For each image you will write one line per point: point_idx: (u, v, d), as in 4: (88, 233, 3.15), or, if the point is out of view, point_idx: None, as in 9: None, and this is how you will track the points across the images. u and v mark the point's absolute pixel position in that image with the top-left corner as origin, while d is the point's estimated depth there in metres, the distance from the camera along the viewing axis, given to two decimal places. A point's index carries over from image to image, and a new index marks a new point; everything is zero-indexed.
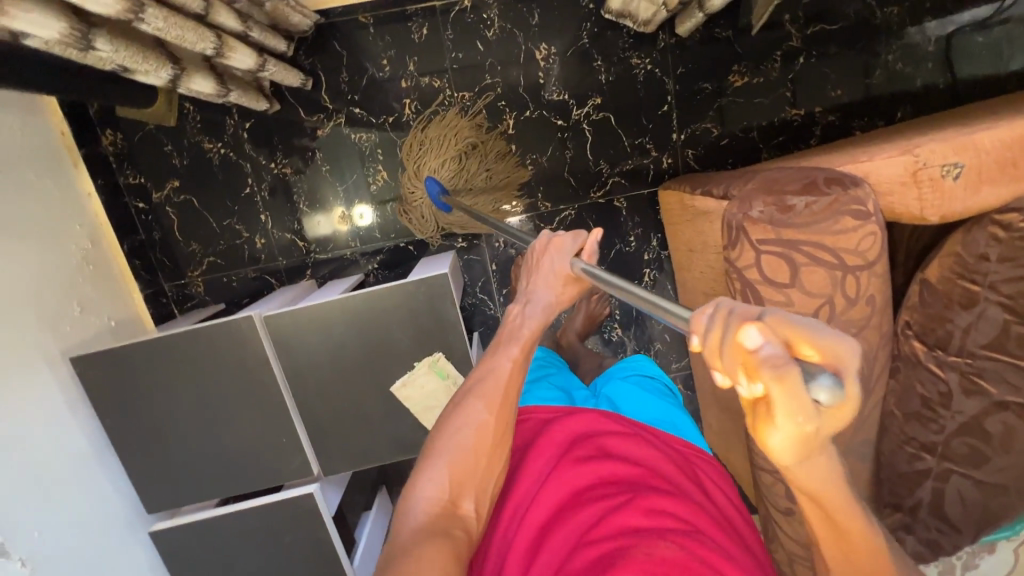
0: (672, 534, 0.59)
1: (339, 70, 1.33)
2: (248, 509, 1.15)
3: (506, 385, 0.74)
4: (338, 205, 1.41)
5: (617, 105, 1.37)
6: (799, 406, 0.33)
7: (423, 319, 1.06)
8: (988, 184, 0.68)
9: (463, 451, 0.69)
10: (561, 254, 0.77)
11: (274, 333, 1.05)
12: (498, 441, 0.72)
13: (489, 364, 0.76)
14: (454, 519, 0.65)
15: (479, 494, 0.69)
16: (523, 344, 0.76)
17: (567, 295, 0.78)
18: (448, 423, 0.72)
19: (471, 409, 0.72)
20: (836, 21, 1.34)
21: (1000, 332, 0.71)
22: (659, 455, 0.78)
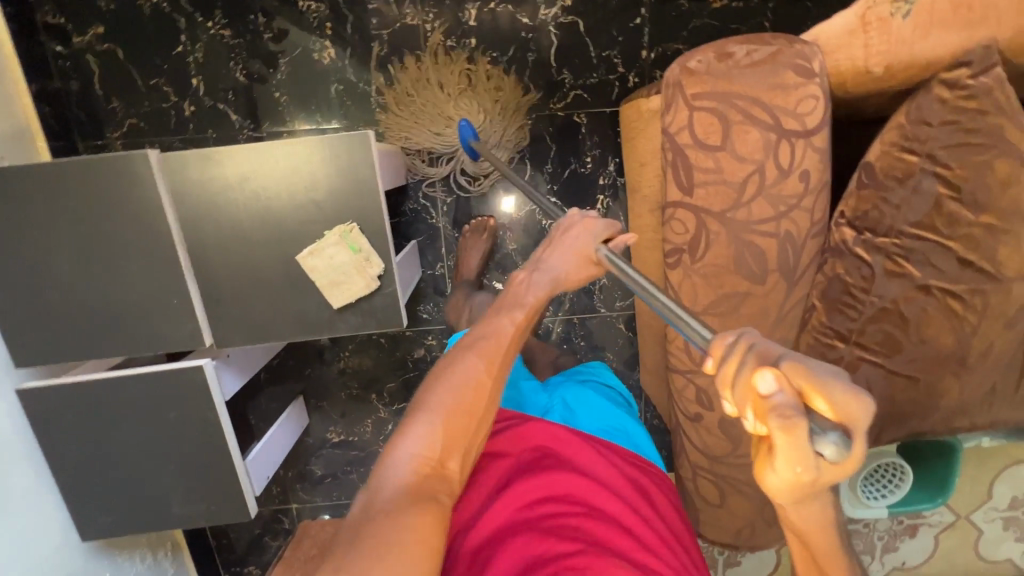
0: (616, 564, 0.64)
1: None
2: (132, 376, 1.06)
3: (506, 347, 0.72)
4: (305, 122, 1.33)
5: (587, 11, 1.29)
6: (801, 455, 0.36)
7: (340, 183, 0.97)
8: (938, 29, 0.60)
9: (458, 411, 0.65)
10: (587, 233, 0.80)
11: (170, 176, 0.95)
12: (491, 402, 0.69)
13: (491, 321, 0.74)
14: (439, 481, 0.62)
15: (466, 455, 0.66)
16: (528, 309, 0.76)
17: (579, 275, 0.80)
18: (440, 375, 0.68)
19: (472, 364, 0.69)
20: None
21: (932, 209, 0.64)
22: (618, 470, 0.79)
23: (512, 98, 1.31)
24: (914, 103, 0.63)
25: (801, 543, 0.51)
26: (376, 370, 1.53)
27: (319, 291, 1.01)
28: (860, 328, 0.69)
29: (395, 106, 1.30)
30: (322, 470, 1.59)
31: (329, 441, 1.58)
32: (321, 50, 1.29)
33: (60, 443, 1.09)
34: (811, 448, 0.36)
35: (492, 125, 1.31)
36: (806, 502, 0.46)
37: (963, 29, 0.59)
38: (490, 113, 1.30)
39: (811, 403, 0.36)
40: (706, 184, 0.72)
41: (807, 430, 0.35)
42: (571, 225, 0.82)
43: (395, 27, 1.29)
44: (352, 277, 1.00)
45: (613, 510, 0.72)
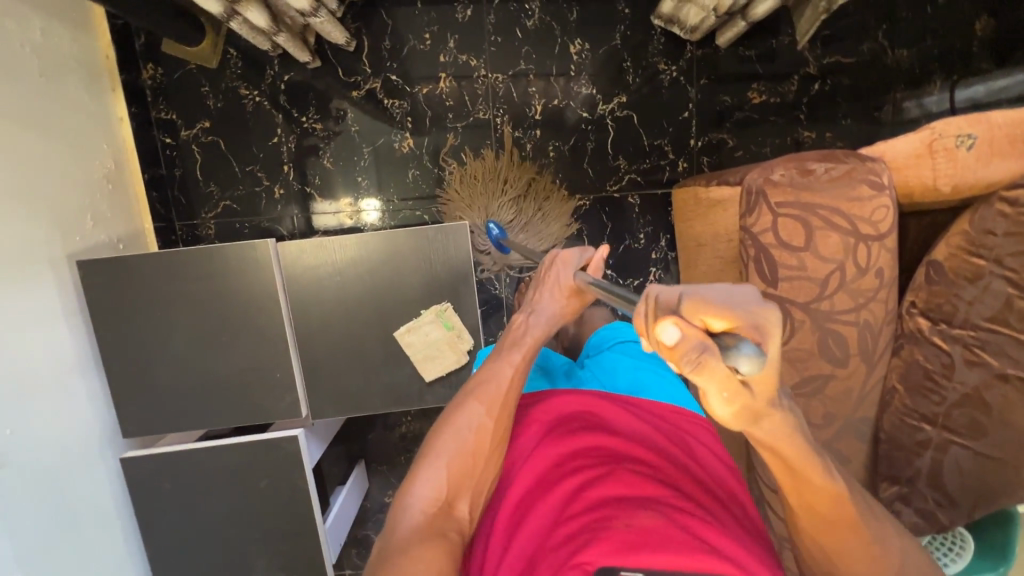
0: (657, 504, 0.58)
1: (383, 38, 1.38)
2: (228, 446, 1.11)
3: (507, 392, 0.72)
4: (346, 195, 1.45)
5: (640, 106, 1.44)
6: (724, 379, 0.39)
7: (437, 268, 1.07)
8: (998, 157, 0.71)
9: (462, 453, 0.67)
10: (567, 267, 0.82)
11: (286, 264, 1.06)
12: (498, 443, 0.70)
13: (491, 367, 0.75)
14: (449, 521, 0.63)
15: (476, 494, 0.66)
16: (524, 349, 0.77)
17: (571, 308, 0.82)
18: (447, 420, 0.70)
19: (472, 411, 0.70)
20: (852, 54, 1.43)
21: (1003, 306, 0.72)
22: (642, 423, 0.73)
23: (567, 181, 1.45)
24: (977, 214, 0.73)
25: (784, 466, 0.50)
26: None
27: (416, 366, 1.08)
28: (945, 412, 0.78)
29: (456, 187, 1.42)
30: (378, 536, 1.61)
31: (387, 505, 1.60)
32: (401, 138, 1.43)
33: (151, 511, 1.13)
34: (733, 368, 0.38)
35: (553, 206, 1.44)
36: (777, 425, 0.45)
37: (1017, 158, 0.70)
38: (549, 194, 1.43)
39: (712, 329, 0.41)
40: (792, 279, 0.80)
41: (719, 354, 0.38)
42: (550, 262, 0.84)
43: (469, 120, 1.43)
44: (444, 352, 1.08)
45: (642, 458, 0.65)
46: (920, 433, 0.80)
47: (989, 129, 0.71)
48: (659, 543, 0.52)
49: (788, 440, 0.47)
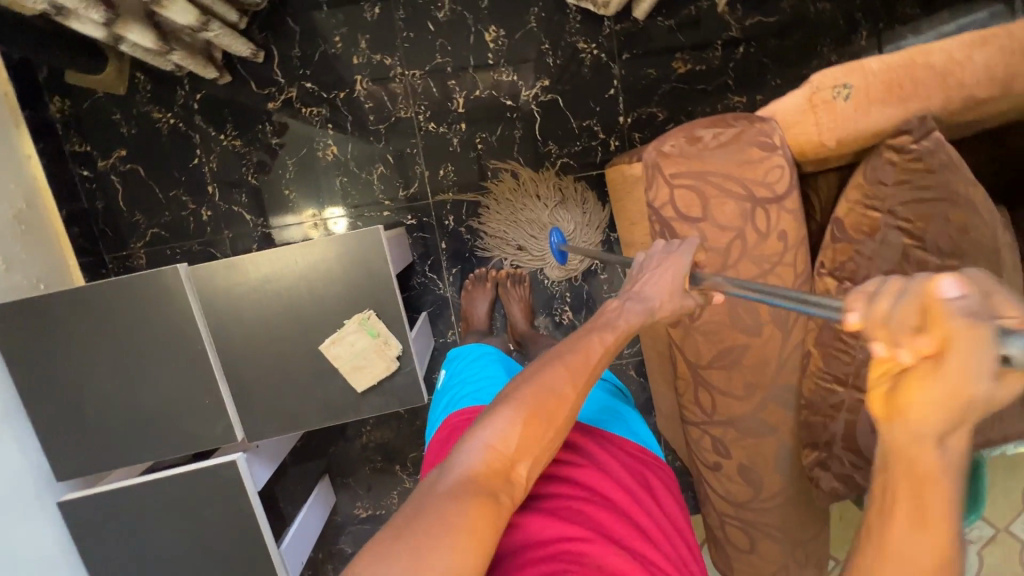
0: (628, 547, 0.56)
1: (292, 46, 1.35)
2: (168, 479, 1.09)
3: (596, 369, 0.62)
4: (310, 206, 1.42)
5: (564, 88, 1.41)
6: (971, 366, 0.31)
7: (355, 275, 1.05)
8: (877, 104, 0.68)
9: (539, 413, 0.56)
10: (678, 267, 0.70)
11: (199, 287, 1.03)
12: (571, 420, 0.59)
13: (590, 342, 0.63)
14: (504, 483, 0.53)
15: (538, 463, 0.56)
16: (619, 335, 0.65)
17: (675, 310, 0.69)
18: (532, 373, 0.60)
19: (560, 376, 0.59)
20: (773, 14, 1.40)
21: (901, 257, 0.72)
22: (622, 452, 0.70)
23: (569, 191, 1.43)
24: (869, 165, 0.72)
25: (906, 505, 0.35)
26: (397, 441, 1.56)
27: (344, 378, 1.06)
28: (855, 372, 0.80)
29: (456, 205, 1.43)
30: (352, 549, 1.59)
31: (357, 518, 1.58)
32: (323, 145, 1.39)
33: (99, 551, 1.11)
34: (990, 360, 0.30)
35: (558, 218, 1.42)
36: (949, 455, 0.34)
37: (899, 103, 0.68)
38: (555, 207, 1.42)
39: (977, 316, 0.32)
40: (694, 251, 0.78)
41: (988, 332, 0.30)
42: (659, 256, 0.72)
43: (391, 120, 1.40)
44: (373, 360, 1.06)
45: (622, 493, 0.63)
46: None
47: (865, 76, 0.68)
48: None
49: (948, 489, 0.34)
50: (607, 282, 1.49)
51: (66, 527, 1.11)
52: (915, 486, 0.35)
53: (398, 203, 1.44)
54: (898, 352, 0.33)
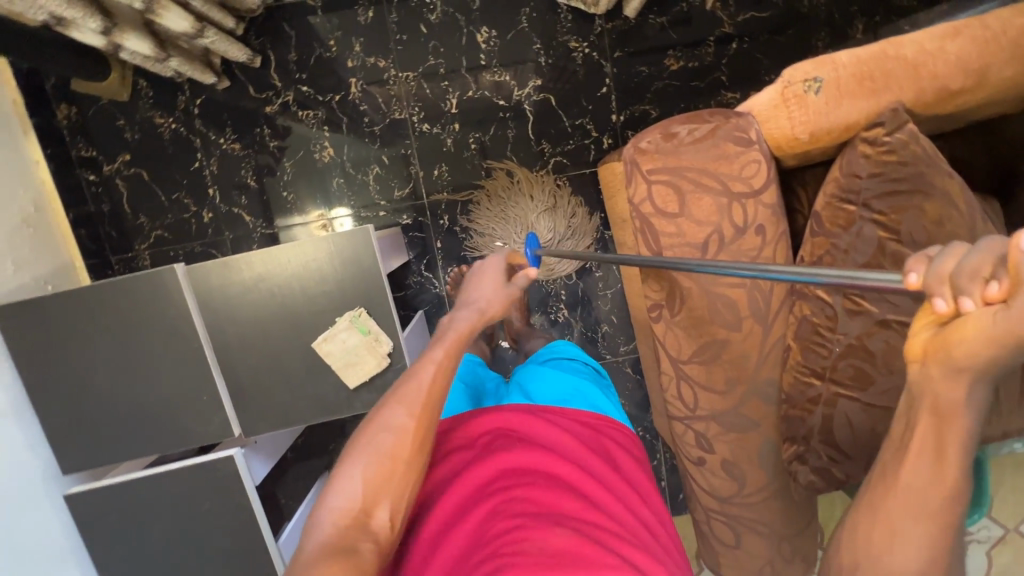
0: (570, 520, 0.61)
1: (288, 50, 1.37)
2: (169, 473, 1.13)
3: (432, 389, 0.72)
4: (317, 207, 1.45)
5: (557, 87, 1.42)
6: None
7: (345, 274, 1.07)
8: (848, 98, 0.69)
9: (379, 457, 0.66)
10: (488, 275, 0.96)
11: (196, 286, 1.06)
12: (421, 447, 0.68)
13: (424, 368, 0.75)
14: (363, 532, 0.61)
15: (396, 501, 0.65)
16: (448, 342, 0.78)
17: (496, 309, 0.91)
18: (372, 423, 0.69)
19: (397, 414, 0.69)
20: (766, 9, 1.39)
21: (876, 250, 0.71)
22: (569, 436, 0.76)
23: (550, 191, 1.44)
24: (844, 158, 0.71)
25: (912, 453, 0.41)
26: None
27: (337, 374, 1.08)
28: (833, 365, 0.78)
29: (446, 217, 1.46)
30: None
31: None
32: (321, 147, 1.42)
33: (103, 542, 1.15)
34: None
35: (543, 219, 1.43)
36: (957, 401, 0.38)
37: (870, 96, 0.68)
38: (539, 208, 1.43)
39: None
40: (673, 246, 0.79)
41: None
42: (477, 274, 0.98)
43: (386, 121, 1.42)
44: (364, 357, 1.08)
45: (562, 472, 0.69)
46: (818, 388, 0.79)
47: (835, 70, 0.68)
48: (568, 558, 0.55)
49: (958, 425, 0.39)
50: (603, 280, 1.50)
51: (72, 519, 1.15)
52: (936, 419, 0.39)
53: (394, 203, 1.46)
54: (962, 302, 0.34)
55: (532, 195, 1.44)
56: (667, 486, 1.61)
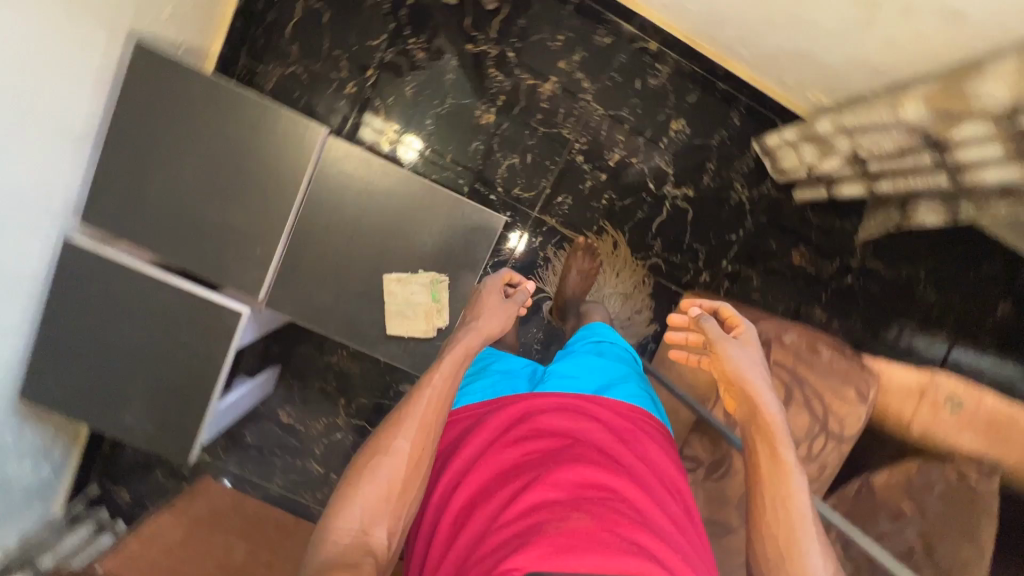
0: (588, 504, 0.63)
1: (521, 17, 1.39)
2: (174, 286, 1.08)
3: (428, 418, 0.74)
4: (397, 122, 1.43)
5: (700, 207, 1.48)
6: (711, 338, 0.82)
7: (455, 240, 1.08)
8: (970, 431, 1.05)
9: (376, 483, 0.70)
10: (491, 287, 0.91)
11: (328, 158, 1.05)
12: (417, 467, 0.72)
13: (416, 399, 0.75)
14: (363, 548, 0.67)
15: (393, 521, 0.70)
16: (443, 368, 0.77)
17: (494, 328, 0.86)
18: (374, 439, 0.73)
19: (392, 437, 0.72)
20: (891, 270, 1.51)
21: (908, 548, 0.97)
22: (600, 426, 0.75)
23: (635, 280, 1.50)
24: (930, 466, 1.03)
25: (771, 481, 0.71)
26: (358, 378, 1.56)
27: (384, 313, 1.08)
28: None
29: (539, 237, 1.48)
30: (251, 440, 1.58)
31: (276, 418, 1.57)
32: (484, 109, 1.43)
33: (69, 302, 1.09)
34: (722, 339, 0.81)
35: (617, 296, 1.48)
36: (783, 433, 0.74)
37: (981, 440, 1.03)
38: (623, 282, 1.48)
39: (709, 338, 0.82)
40: None
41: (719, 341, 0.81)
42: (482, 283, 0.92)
43: (551, 129, 1.44)
44: (416, 318, 1.07)
45: (589, 455, 0.70)
46: None
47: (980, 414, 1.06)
48: (584, 544, 0.58)
49: (785, 457, 0.72)
50: None
51: (56, 264, 1.08)
52: (777, 473, 0.71)
53: (506, 196, 1.46)
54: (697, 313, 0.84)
55: (620, 273, 1.48)
56: None
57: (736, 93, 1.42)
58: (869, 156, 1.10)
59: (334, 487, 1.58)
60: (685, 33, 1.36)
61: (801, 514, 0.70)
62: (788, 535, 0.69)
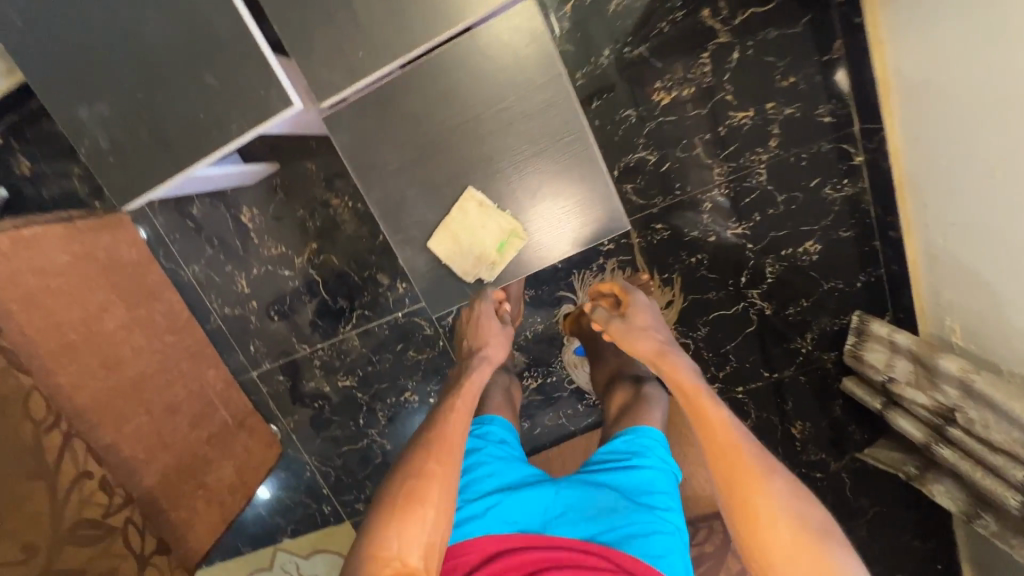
0: None
1: (775, 28, 1.13)
2: (234, 12, 0.80)
3: (455, 445, 0.80)
4: None
5: (763, 329, 1.36)
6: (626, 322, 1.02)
7: (562, 209, 0.87)
8: None
9: (409, 497, 0.73)
10: (486, 319, 1.02)
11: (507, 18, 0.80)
12: (444, 496, 0.74)
13: (442, 423, 0.82)
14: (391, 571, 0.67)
15: (422, 547, 0.70)
16: (460, 390, 0.89)
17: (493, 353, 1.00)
18: (402, 470, 0.77)
19: (422, 461, 0.77)
20: (857, 497, 1.43)
21: None
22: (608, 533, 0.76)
23: None
24: None
25: (728, 468, 0.75)
26: (343, 236, 1.34)
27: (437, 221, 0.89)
28: None
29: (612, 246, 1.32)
30: (198, 212, 1.35)
31: (237, 211, 1.34)
32: (664, 86, 1.18)
33: None
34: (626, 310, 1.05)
35: None
36: (717, 415, 0.80)
37: None
38: None
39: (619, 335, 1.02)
40: None
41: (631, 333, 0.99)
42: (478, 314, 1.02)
43: (706, 158, 1.22)
44: (467, 252, 0.89)
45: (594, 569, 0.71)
46: None
47: None
48: None
49: (731, 443, 0.76)
50: (572, 413, 1.44)
51: None
52: (736, 465, 0.74)
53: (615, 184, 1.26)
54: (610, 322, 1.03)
55: None
56: None
57: (880, 262, 1.27)
58: (961, 423, 1.01)
59: (248, 313, 1.42)
60: (902, 180, 1.13)
61: (767, 492, 0.72)
62: (766, 513, 0.70)
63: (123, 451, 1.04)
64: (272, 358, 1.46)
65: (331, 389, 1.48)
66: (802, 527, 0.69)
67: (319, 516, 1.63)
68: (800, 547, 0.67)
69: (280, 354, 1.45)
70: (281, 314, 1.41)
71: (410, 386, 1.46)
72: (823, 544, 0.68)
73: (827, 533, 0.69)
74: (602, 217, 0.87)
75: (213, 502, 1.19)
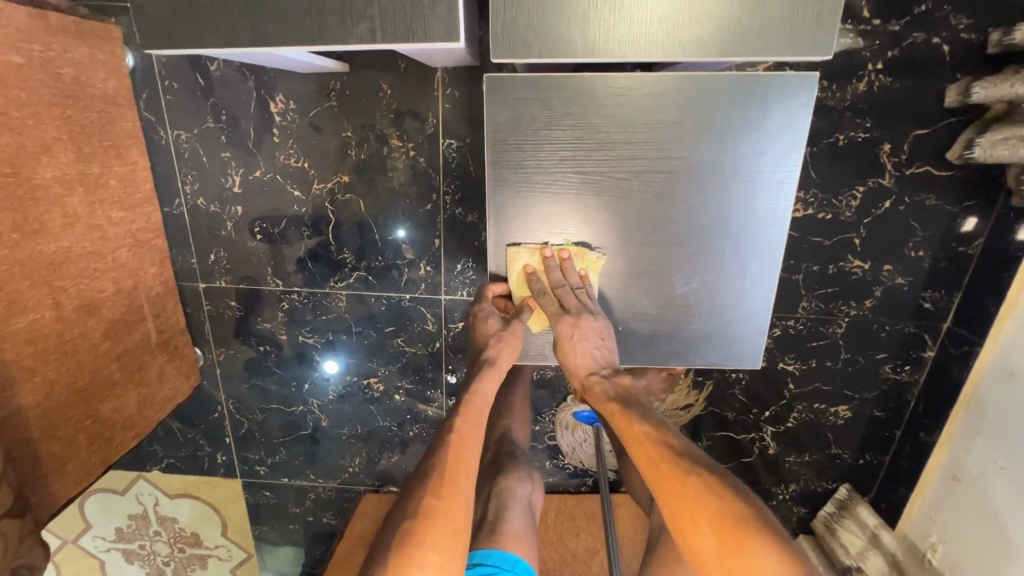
0: None
1: (936, 198, 1.04)
2: None
3: (457, 467, 0.67)
4: None
5: (755, 463, 1.31)
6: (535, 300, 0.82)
7: (699, 315, 0.79)
8: None
9: (403, 541, 0.60)
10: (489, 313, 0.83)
11: (758, 93, 0.69)
12: (444, 530, 0.62)
13: (438, 446, 0.69)
14: None
15: None
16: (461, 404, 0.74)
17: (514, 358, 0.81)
18: (398, 509, 0.64)
19: (418, 496, 0.64)
20: None
21: None
22: None
23: None
24: None
25: (662, 486, 0.65)
26: (385, 187, 1.08)
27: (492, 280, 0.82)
28: None
29: None
30: (217, 72, 1.02)
31: (270, 96, 1.03)
32: (804, 200, 1.06)
33: None
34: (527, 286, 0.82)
35: None
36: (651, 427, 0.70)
37: None
38: None
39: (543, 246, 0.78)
40: None
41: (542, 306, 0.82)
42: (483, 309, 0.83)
43: (800, 288, 1.13)
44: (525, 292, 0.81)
45: None
46: None
47: None
48: None
49: (661, 452, 0.67)
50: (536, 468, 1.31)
51: None
52: (672, 480, 0.64)
53: None
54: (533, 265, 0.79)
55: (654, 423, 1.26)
56: (278, 483, 1.38)
57: (890, 450, 1.25)
58: None
59: (227, 216, 1.12)
60: (962, 400, 1.09)
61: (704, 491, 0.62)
62: (701, 526, 0.60)
63: (4, 353, 0.75)
64: (231, 278, 1.17)
65: (285, 340, 1.22)
66: (728, 524, 0.59)
67: (207, 462, 1.38)
68: (731, 549, 0.58)
69: (243, 279, 1.17)
70: (266, 236, 1.13)
71: (380, 374, 1.24)
72: (756, 540, 0.57)
73: (757, 525, 0.58)
74: (734, 340, 0.80)
75: (96, 440, 0.92)
